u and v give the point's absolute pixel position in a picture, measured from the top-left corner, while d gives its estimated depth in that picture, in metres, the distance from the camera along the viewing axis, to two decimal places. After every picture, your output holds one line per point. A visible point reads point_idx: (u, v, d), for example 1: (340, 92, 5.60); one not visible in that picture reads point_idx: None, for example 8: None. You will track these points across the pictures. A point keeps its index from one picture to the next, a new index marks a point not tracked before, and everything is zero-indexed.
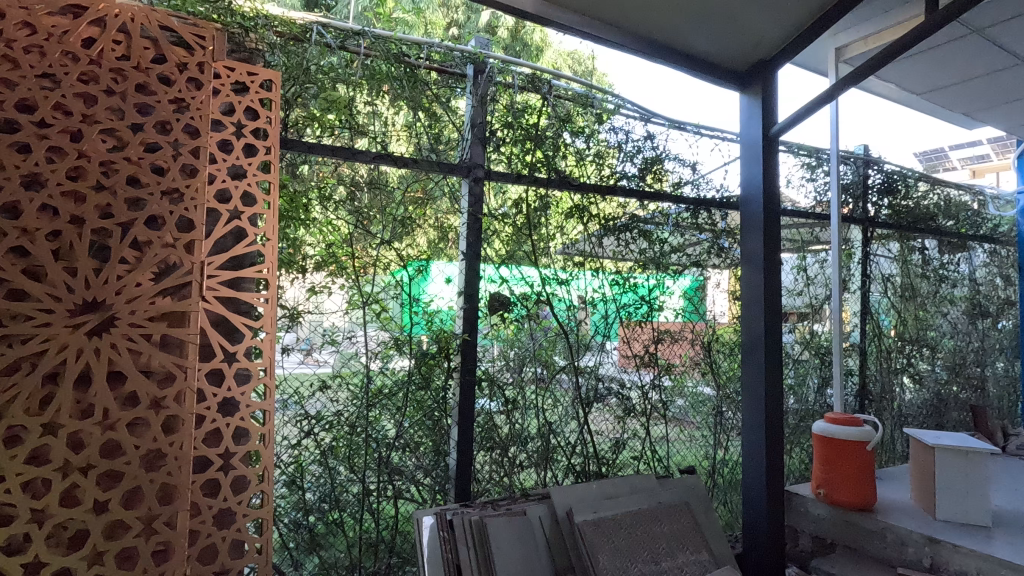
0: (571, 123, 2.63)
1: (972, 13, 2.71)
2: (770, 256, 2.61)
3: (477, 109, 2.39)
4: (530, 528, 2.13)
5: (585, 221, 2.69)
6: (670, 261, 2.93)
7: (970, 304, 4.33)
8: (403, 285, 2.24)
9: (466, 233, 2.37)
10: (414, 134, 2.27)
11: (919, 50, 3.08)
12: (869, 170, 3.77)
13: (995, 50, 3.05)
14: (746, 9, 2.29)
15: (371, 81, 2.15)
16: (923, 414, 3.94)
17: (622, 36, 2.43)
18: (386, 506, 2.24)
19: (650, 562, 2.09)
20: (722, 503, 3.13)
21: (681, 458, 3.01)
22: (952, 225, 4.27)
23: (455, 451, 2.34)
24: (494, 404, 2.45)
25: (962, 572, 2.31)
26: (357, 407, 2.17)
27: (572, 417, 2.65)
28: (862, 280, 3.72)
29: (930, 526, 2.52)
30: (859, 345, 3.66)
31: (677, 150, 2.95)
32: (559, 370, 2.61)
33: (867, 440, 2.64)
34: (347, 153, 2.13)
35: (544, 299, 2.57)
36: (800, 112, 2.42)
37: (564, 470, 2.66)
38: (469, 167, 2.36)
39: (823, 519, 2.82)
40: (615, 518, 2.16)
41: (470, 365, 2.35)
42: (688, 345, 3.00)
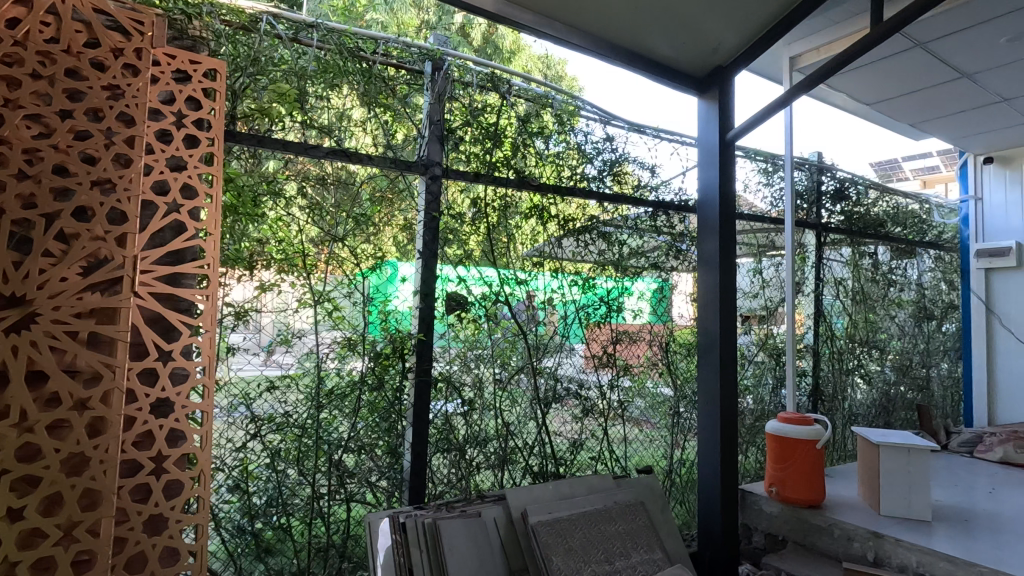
0: (531, 123, 2.62)
1: (916, 27, 2.82)
2: (726, 259, 2.66)
3: (435, 106, 2.37)
4: (484, 530, 2.11)
5: (545, 222, 2.69)
6: (629, 263, 2.96)
7: (916, 307, 4.51)
8: (370, 286, 2.23)
9: (423, 232, 2.35)
10: (371, 130, 2.23)
11: (868, 61, 3.19)
12: (822, 177, 3.89)
13: (938, 63, 3.18)
14: (702, 15, 2.33)
15: (324, 75, 2.10)
16: (872, 413, 4.07)
17: (583, 38, 2.44)
18: (338, 510, 2.20)
19: (603, 562, 2.09)
20: (679, 502, 3.17)
21: (640, 458, 3.03)
22: (900, 231, 4.44)
23: (410, 453, 2.30)
24: (451, 405, 2.42)
25: (904, 566, 2.38)
26: (308, 408, 2.12)
27: (530, 418, 2.64)
28: (815, 284, 3.83)
29: (875, 521, 2.60)
30: (813, 345, 3.77)
31: (637, 153, 2.99)
32: (518, 371, 2.60)
33: (816, 439, 2.70)
34: (299, 148, 2.08)
35: (502, 299, 2.55)
36: (755, 118, 2.48)
37: (522, 472, 2.65)
38: (426, 165, 2.34)
39: (775, 516, 2.88)
40: (570, 518, 2.16)
41: (426, 365, 2.32)
42: (647, 346, 3.03)
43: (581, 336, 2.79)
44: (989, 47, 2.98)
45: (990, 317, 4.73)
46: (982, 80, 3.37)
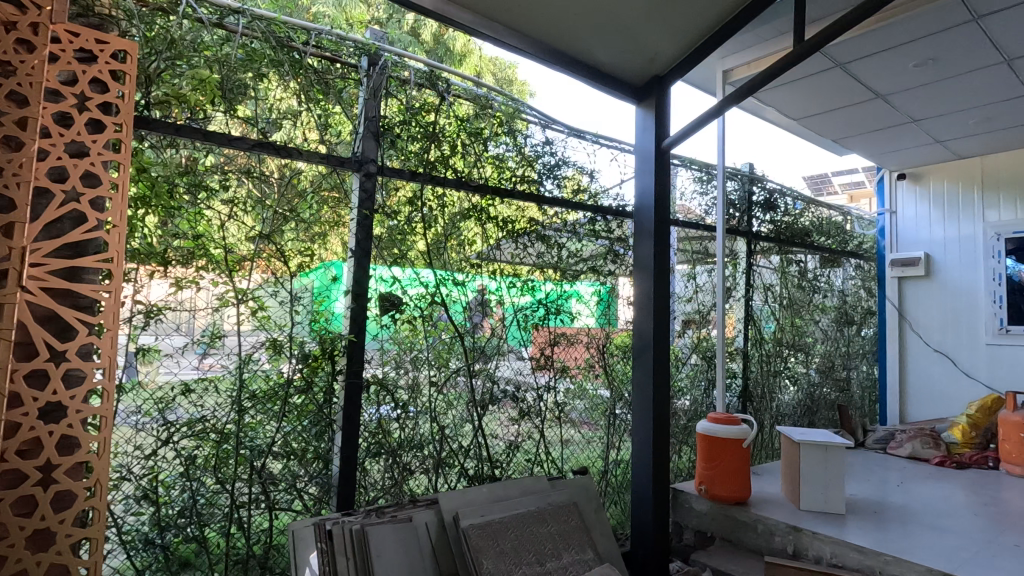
0: (471, 125, 2.61)
1: (836, 48, 3.00)
2: (661, 263, 2.73)
3: (370, 103, 2.31)
4: (414, 535, 2.07)
5: (483, 222, 2.68)
6: (568, 266, 2.98)
7: (838, 313, 4.78)
8: (314, 287, 2.19)
9: (356, 230, 2.29)
10: (300, 124, 2.16)
11: (794, 78, 3.37)
12: (753, 187, 4.07)
13: (856, 83, 3.40)
14: (639, 25, 2.39)
15: (250, 64, 2.02)
16: (797, 413, 4.28)
17: (522, 41, 2.46)
18: (259, 519, 2.10)
19: (535, 564, 2.08)
20: (613, 503, 3.22)
21: (576, 459, 3.06)
22: (825, 240, 4.71)
23: (339, 458, 2.23)
24: (385, 409, 2.37)
25: (819, 557, 2.52)
26: (229, 411, 2.01)
27: (466, 421, 2.61)
28: (745, 289, 3.99)
29: (795, 515, 2.73)
30: (743, 348, 3.91)
31: (577, 158, 3.03)
32: (454, 373, 2.57)
33: (743, 439, 2.82)
34: (222, 139, 1.99)
35: (439, 301, 2.51)
36: (689, 127, 2.56)
37: (458, 475, 2.61)
38: (360, 162, 2.28)
39: (704, 514, 2.98)
40: (502, 521, 2.15)
41: (357, 366, 2.26)
42: (584, 348, 3.07)
43: (524, 339, 2.81)
44: (900, 70, 3.20)
45: (903, 323, 5.08)
46: (896, 101, 3.62)
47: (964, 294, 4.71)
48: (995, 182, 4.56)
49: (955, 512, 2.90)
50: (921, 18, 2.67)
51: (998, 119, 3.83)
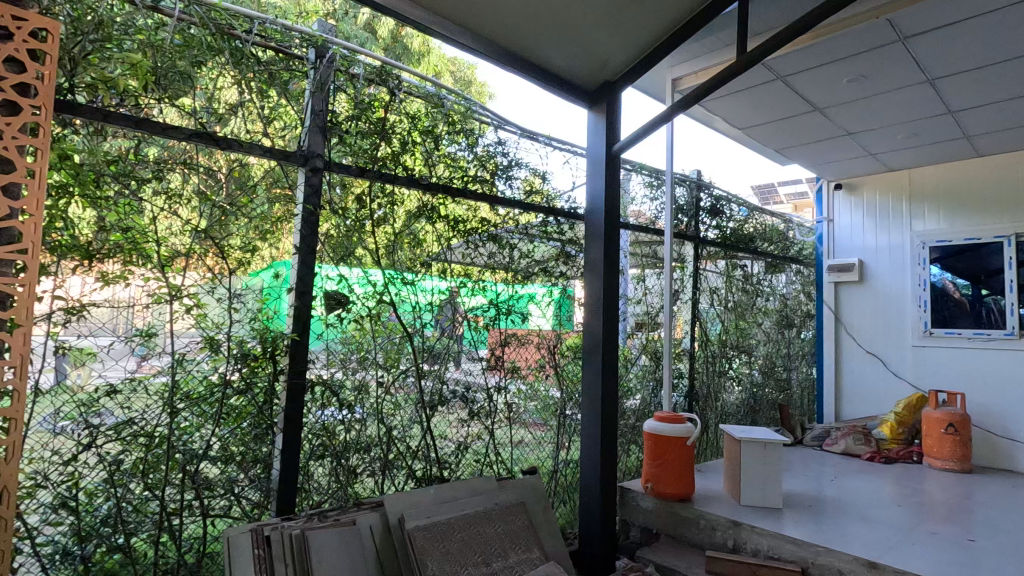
0: (422, 123, 2.58)
1: (778, 62, 3.14)
2: (610, 265, 2.77)
3: (317, 97, 2.26)
4: (358, 539, 2.03)
5: (434, 221, 2.65)
6: (519, 266, 3.00)
7: (780, 316, 4.99)
8: (263, 287, 2.15)
9: (301, 226, 2.23)
10: (242, 116, 2.09)
11: (738, 89, 3.50)
12: (701, 193, 4.20)
13: (796, 96, 3.56)
14: (592, 30, 2.44)
15: (187, 51, 1.93)
16: (740, 413, 4.44)
17: (474, 40, 2.46)
18: (192, 526, 2.01)
19: (481, 564, 2.08)
20: (563, 503, 3.24)
21: (525, 459, 3.07)
22: (768, 246, 4.91)
23: (280, 461, 2.16)
24: (329, 411, 2.31)
25: (757, 550, 2.61)
26: (160, 413, 1.92)
27: (415, 422, 2.58)
28: (693, 291, 4.11)
29: (736, 511, 2.83)
30: (689, 349, 4.02)
31: (528, 159, 3.05)
32: (403, 373, 2.53)
33: (687, 436, 2.91)
34: (155, 127, 1.90)
35: (388, 301, 2.47)
36: (638, 132, 2.62)
37: (405, 476, 2.57)
38: (306, 157, 2.22)
39: (650, 511, 3.04)
40: (448, 522, 2.14)
41: (300, 366, 2.20)
42: (535, 349, 3.09)
43: (481, 342, 2.83)
44: (836, 85, 3.38)
45: (838, 326, 5.33)
46: (832, 115, 3.82)
47: (892, 298, 4.98)
48: (921, 194, 4.87)
49: (881, 504, 3.07)
50: (853, 36, 2.83)
51: (923, 135, 4.10)
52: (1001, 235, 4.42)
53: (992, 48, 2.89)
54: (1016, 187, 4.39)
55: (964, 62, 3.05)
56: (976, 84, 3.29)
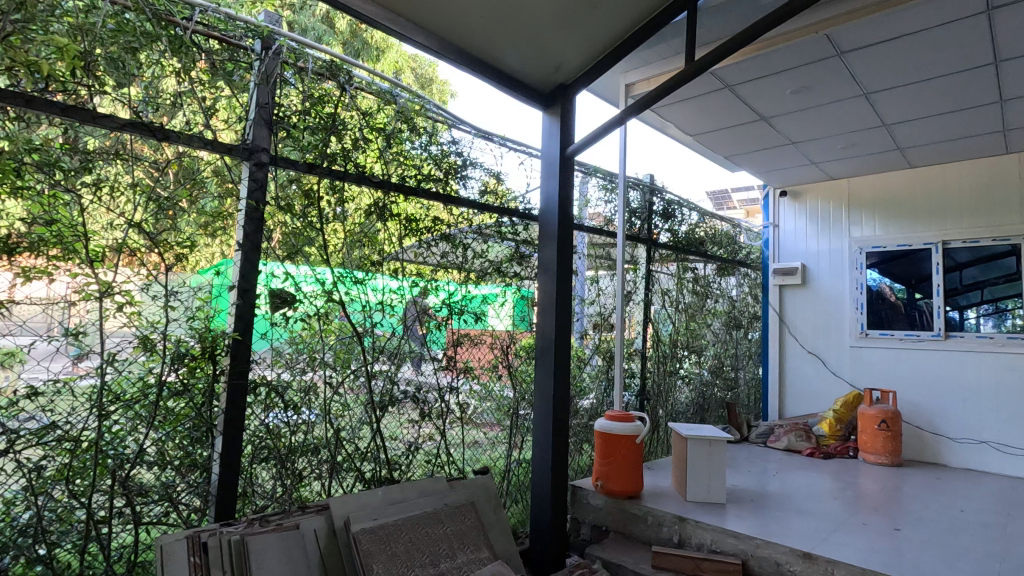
0: (374, 119, 2.54)
1: (726, 71, 3.24)
2: (563, 265, 2.80)
3: (262, 90, 2.20)
4: (301, 544, 1.98)
5: (385, 220, 2.62)
6: (473, 266, 3.00)
7: (728, 317, 5.16)
8: (211, 286, 2.10)
9: (244, 222, 2.17)
10: (182, 106, 2.01)
11: (689, 96, 3.60)
12: (653, 197, 4.29)
13: (744, 105, 3.69)
14: (546, 33, 2.46)
15: (121, 36, 1.85)
16: (690, 411, 4.57)
17: (428, 38, 2.45)
18: (123, 535, 1.92)
19: (428, 566, 2.07)
20: (515, 502, 3.25)
21: (477, 459, 3.06)
22: (717, 249, 5.08)
23: (219, 465, 2.09)
24: (273, 412, 2.24)
25: (701, 544, 2.69)
26: (87, 416, 1.82)
27: (364, 422, 2.53)
28: (645, 292, 4.20)
29: (682, 506, 2.91)
30: (641, 349, 4.11)
31: (482, 159, 3.05)
32: (353, 373, 2.48)
33: (636, 434, 2.98)
34: (85, 115, 1.81)
35: (337, 301, 2.42)
36: (592, 135, 2.66)
37: (354, 478, 2.52)
38: (251, 150, 2.16)
39: (600, 509, 3.09)
40: (396, 523, 2.11)
41: (242, 366, 2.14)
42: (488, 348, 3.09)
43: (441, 343, 2.84)
44: (780, 95, 3.52)
45: (783, 328, 5.55)
46: (778, 124, 3.97)
47: (833, 301, 5.22)
48: (859, 203, 5.12)
49: (819, 498, 3.22)
50: (794, 49, 2.96)
51: (860, 146, 4.31)
52: (929, 242, 4.71)
53: (920, 65, 3.07)
54: (944, 197, 4.68)
55: (895, 78, 3.23)
56: (907, 99, 3.50)
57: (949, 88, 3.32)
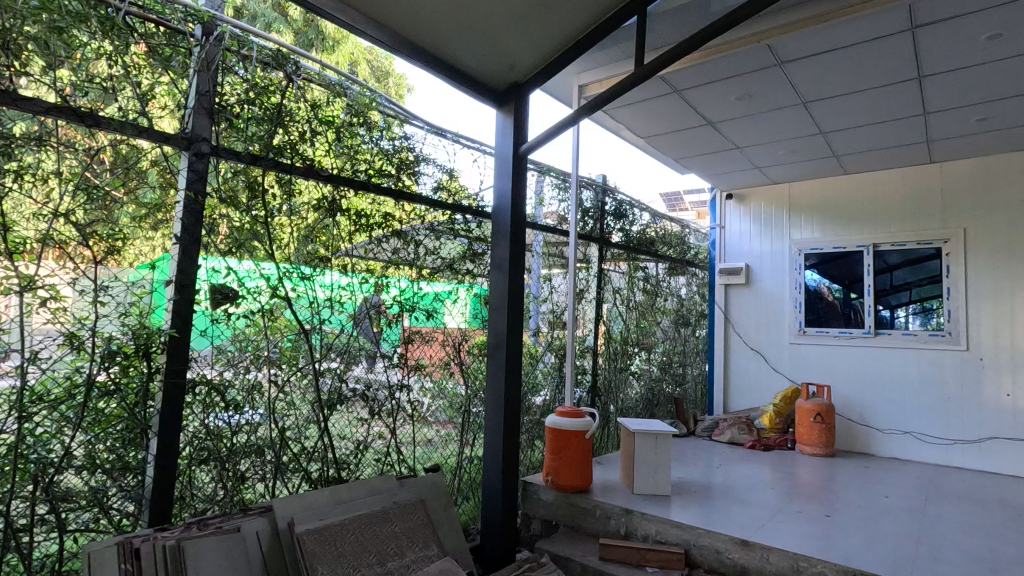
0: (322, 111, 2.48)
1: (675, 76, 3.34)
2: (515, 263, 2.83)
3: (202, 77, 2.11)
4: (242, 546, 1.93)
5: (335, 215, 2.57)
6: (425, 263, 2.98)
7: (676, 315, 5.32)
8: (150, 282, 2.02)
9: (183, 214, 2.09)
10: (115, 92, 1.91)
11: (640, 99, 3.70)
12: (605, 197, 4.38)
13: (692, 109, 3.81)
14: (499, 31, 2.46)
15: (44, 14, 1.74)
16: (639, 406, 4.69)
17: (380, 32, 2.42)
18: (46, 543, 1.82)
19: (375, 565, 2.05)
20: (466, 499, 3.25)
21: (428, 458, 3.04)
22: (667, 249, 5.22)
23: (155, 468, 2.00)
24: (212, 412, 2.16)
25: (646, 535, 2.77)
26: (5, 418, 1.71)
27: (312, 421, 2.47)
28: (597, 290, 4.27)
29: (629, 499, 2.98)
30: (592, 347, 4.18)
31: (435, 154, 3.04)
32: (301, 371, 2.43)
33: (585, 430, 3.05)
34: (5, 97, 1.70)
35: (282, 297, 2.36)
36: (544, 135, 2.69)
37: (300, 479, 2.46)
38: (190, 140, 2.08)
39: (550, 504, 3.13)
40: (341, 523, 2.08)
41: (179, 365, 2.05)
42: (440, 346, 3.08)
43: (398, 340, 2.84)
44: (726, 101, 3.65)
45: (728, 326, 5.76)
46: (724, 129, 4.12)
47: (774, 300, 5.45)
48: (799, 206, 5.38)
49: (759, 488, 3.36)
50: (738, 57, 3.08)
51: (800, 152, 4.52)
52: (862, 245, 4.99)
53: (852, 77, 3.26)
54: (876, 202, 4.96)
55: (830, 88, 3.41)
56: (841, 109, 3.70)
57: (879, 100, 3.53)
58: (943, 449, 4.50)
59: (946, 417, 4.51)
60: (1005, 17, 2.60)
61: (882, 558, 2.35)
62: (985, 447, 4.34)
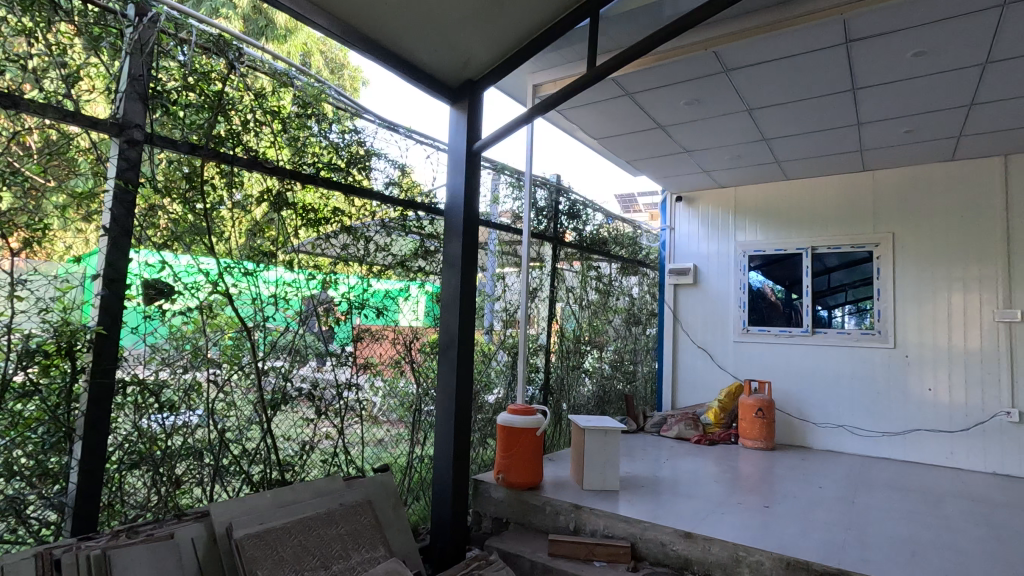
0: (267, 101, 2.39)
1: (628, 79, 3.40)
2: (467, 260, 2.81)
3: (135, 60, 1.99)
4: (175, 554, 1.85)
5: (280, 209, 2.48)
6: (375, 260, 2.92)
7: (628, 314, 5.42)
8: (79, 278, 1.90)
9: (113, 204, 1.97)
10: (36, 71, 1.78)
11: (593, 101, 3.75)
12: (559, 196, 4.42)
13: (643, 112, 3.89)
14: (452, 27, 2.44)
15: None
16: (590, 403, 4.76)
17: (331, 22, 2.35)
18: None
19: (319, 568, 2.00)
20: (416, 499, 3.22)
21: (377, 458, 2.99)
22: (620, 250, 5.32)
23: (79, 474, 1.88)
24: (144, 414, 2.05)
25: (594, 530, 2.81)
26: None
27: (254, 422, 2.39)
28: (550, 289, 4.30)
29: (579, 495, 3.03)
30: (545, 345, 4.21)
31: (386, 150, 2.98)
32: (242, 370, 2.34)
33: (536, 427, 3.07)
34: None
35: (223, 293, 2.26)
36: (499, 132, 2.68)
37: (240, 482, 2.36)
38: (121, 126, 1.97)
39: (501, 501, 3.13)
40: (284, 526, 2.02)
41: (107, 364, 1.94)
42: (390, 345, 3.02)
43: (349, 339, 2.79)
44: (676, 105, 3.75)
45: (677, 325, 5.91)
46: (674, 132, 4.23)
47: (720, 300, 5.64)
48: (744, 209, 5.59)
49: (703, 481, 3.48)
50: (687, 63, 3.16)
51: (745, 157, 4.70)
52: (801, 247, 5.23)
53: (793, 87, 3.40)
54: (815, 207, 5.21)
55: (773, 96, 3.55)
56: (783, 117, 3.86)
57: (818, 109, 3.70)
58: (872, 441, 4.78)
59: (876, 411, 4.78)
60: (930, 36, 2.77)
61: (815, 546, 2.47)
62: (909, 439, 4.63)
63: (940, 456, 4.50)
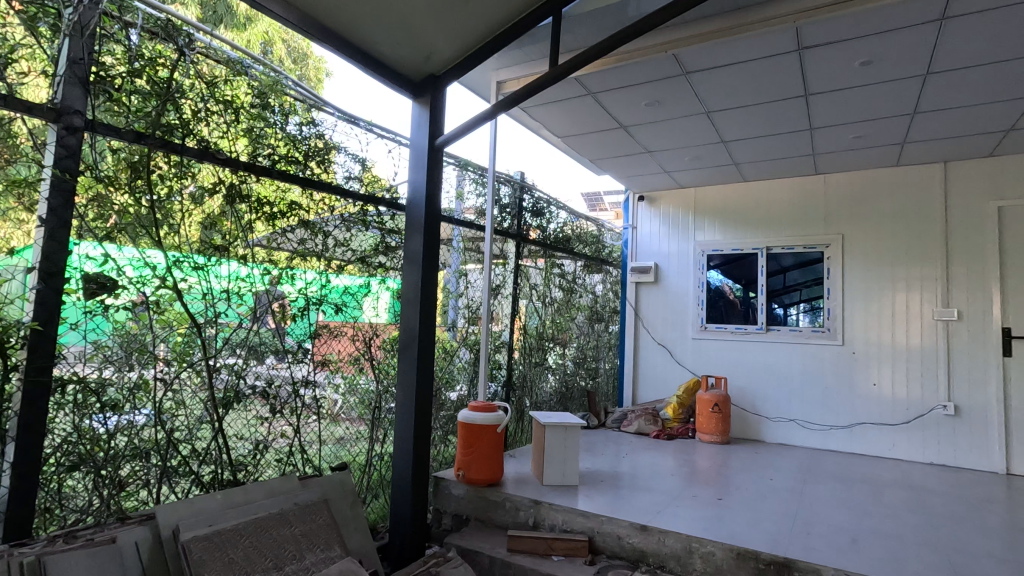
0: (219, 90, 2.31)
1: (591, 78, 3.43)
2: (428, 256, 2.79)
3: (76, 42, 1.89)
4: (118, 559, 1.78)
5: (234, 202, 2.41)
6: (334, 255, 2.86)
7: (591, 311, 5.49)
8: (14, 271, 1.81)
9: (50, 193, 1.88)
10: None
11: (556, 99, 3.77)
12: (523, 194, 4.43)
13: (606, 112, 3.94)
14: (413, 20, 2.41)
15: None
16: (553, 400, 4.80)
17: (287, 11, 2.28)
18: None
19: (271, 570, 1.96)
20: (375, 497, 3.18)
21: (335, 457, 2.94)
22: (583, 248, 5.38)
23: (12, 477, 1.79)
24: (85, 413, 1.96)
25: (553, 525, 2.84)
26: None
27: (205, 421, 2.31)
28: (514, 286, 4.31)
29: (539, 490, 3.05)
30: (508, 342, 4.21)
31: (346, 143, 2.93)
32: (192, 367, 2.26)
33: (497, 424, 3.07)
34: None
35: (172, 288, 2.18)
36: (461, 127, 2.67)
37: (189, 482, 2.29)
38: (60, 112, 1.88)
39: (461, 498, 3.13)
40: (234, 527, 1.97)
41: (42, 362, 1.84)
42: (349, 342, 2.98)
43: (306, 335, 2.73)
44: (638, 106, 3.81)
45: (638, 322, 6.00)
46: (636, 133, 4.29)
47: (680, 298, 5.76)
48: (703, 209, 5.73)
49: (661, 475, 3.55)
50: (648, 64, 3.21)
51: (704, 159, 4.80)
52: (757, 247, 5.39)
53: (750, 90, 3.50)
54: (771, 209, 5.38)
55: (731, 100, 3.64)
56: (740, 120, 3.97)
57: (774, 113, 3.81)
58: (821, 434, 4.97)
59: (825, 405, 4.98)
60: (877, 46, 2.89)
61: (765, 536, 2.56)
62: (855, 432, 4.84)
63: (883, 448, 4.72)
